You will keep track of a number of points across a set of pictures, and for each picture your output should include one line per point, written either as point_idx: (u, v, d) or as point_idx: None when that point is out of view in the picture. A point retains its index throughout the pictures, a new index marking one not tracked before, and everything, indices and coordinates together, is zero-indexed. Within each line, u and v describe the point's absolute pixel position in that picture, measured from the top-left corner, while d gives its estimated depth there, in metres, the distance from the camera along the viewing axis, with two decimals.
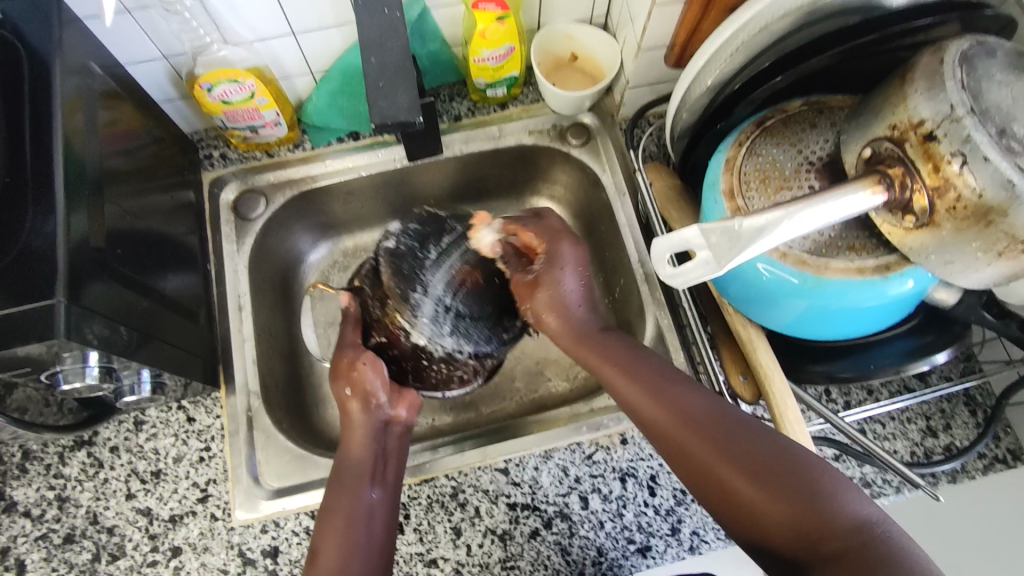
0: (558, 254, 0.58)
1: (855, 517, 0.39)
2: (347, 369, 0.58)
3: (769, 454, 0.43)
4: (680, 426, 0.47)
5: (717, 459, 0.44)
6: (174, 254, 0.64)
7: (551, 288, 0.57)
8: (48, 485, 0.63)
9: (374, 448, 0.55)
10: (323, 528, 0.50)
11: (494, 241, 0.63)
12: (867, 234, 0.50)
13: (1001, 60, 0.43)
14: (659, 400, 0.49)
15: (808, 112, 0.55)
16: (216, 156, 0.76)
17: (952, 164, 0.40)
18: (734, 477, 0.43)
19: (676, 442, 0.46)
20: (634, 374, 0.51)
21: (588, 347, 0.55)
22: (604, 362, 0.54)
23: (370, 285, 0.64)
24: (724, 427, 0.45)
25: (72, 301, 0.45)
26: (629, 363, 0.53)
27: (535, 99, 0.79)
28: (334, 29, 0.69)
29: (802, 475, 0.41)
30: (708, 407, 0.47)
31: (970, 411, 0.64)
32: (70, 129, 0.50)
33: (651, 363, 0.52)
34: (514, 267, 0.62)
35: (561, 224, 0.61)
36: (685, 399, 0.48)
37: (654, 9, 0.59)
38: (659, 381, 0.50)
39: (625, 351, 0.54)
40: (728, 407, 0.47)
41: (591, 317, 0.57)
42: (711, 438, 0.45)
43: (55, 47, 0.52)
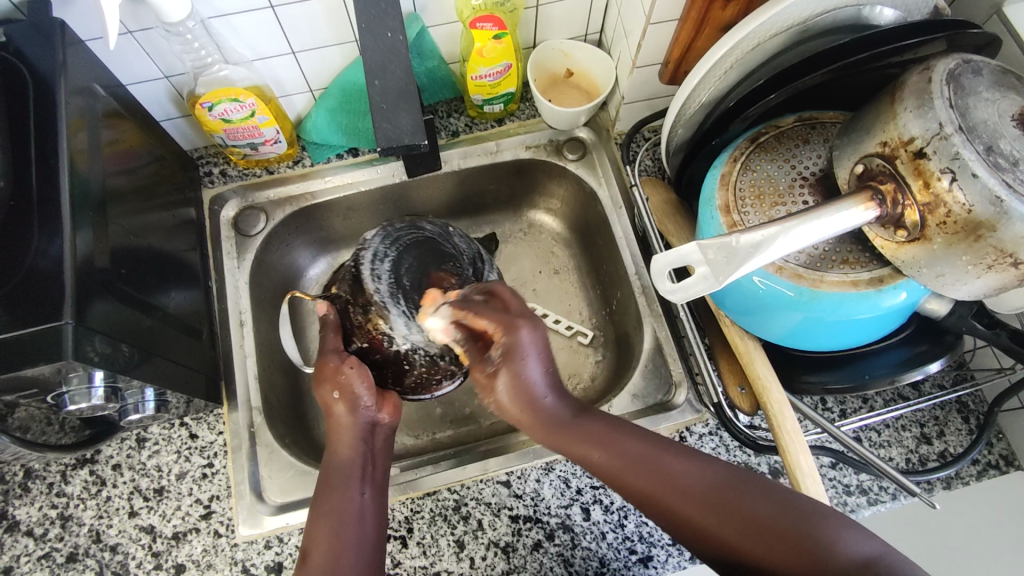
0: (515, 346, 0.46)
1: (860, 558, 0.40)
2: (337, 372, 0.56)
3: (775, 515, 0.42)
4: (678, 503, 0.43)
5: (729, 533, 0.42)
6: (176, 271, 0.65)
7: (511, 377, 0.46)
8: (50, 504, 0.63)
9: (361, 449, 0.54)
10: (312, 530, 0.49)
11: (444, 326, 0.52)
12: (860, 248, 0.51)
13: (987, 78, 0.45)
14: (654, 478, 0.44)
15: (801, 128, 0.56)
16: (216, 173, 0.77)
17: (942, 180, 0.42)
18: (748, 545, 0.41)
19: (679, 521, 0.43)
20: (616, 450, 0.46)
21: (563, 438, 0.47)
22: (586, 447, 0.47)
23: (345, 292, 0.62)
24: (726, 498, 0.43)
25: (79, 322, 0.45)
26: (615, 438, 0.47)
27: (532, 115, 0.81)
28: (333, 48, 0.70)
29: (806, 528, 0.41)
30: (705, 477, 0.44)
31: (963, 418, 0.65)
32: (75, 151, 0.51)
33: (630, 440, 0.46)
34: (472, 355, 0.49)
35: (520, 302, 0.50)
36: (680, 471, 0.45)
37: (648, 27, 0.61)
38: (646, 456, 0.46)
39: (607, 429, 0.47)
40: (719, 469, 0.45)
41: (562, 403, 0.47)
42: (714, 511, 0.43)
43: (60, 69, 0.53)
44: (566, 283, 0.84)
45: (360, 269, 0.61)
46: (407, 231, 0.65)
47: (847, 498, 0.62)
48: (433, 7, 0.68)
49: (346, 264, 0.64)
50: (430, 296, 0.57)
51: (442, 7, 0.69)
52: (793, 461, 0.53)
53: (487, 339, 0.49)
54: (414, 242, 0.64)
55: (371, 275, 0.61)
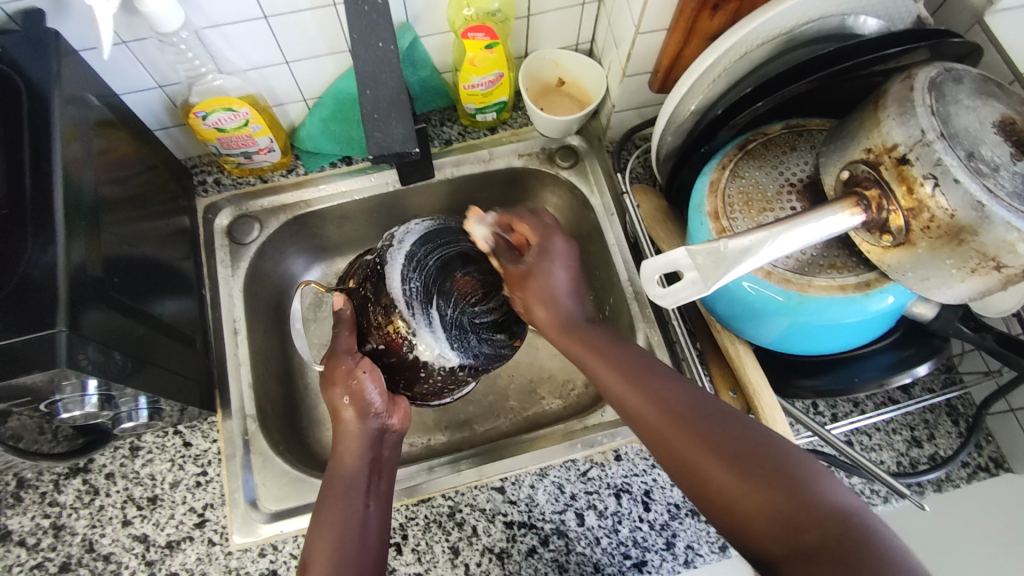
0: (548, 249, 0.58)
1: (833, 509, 0.40)
2: (349, 374, 0.56)
3: (749, 445, 0.43)
4: (661, 415, 0.47)
5: (697, 452, 0.44)
6: (170, 280, 0.65)
7: (541, 278, 0.56)
8: (43, 514, 0.63)
9: (367, 456, 0.55)
10: (314, 539, 0.50)
11: (486, 236, 0.62)
12: (847, 253, 0.52)
13: (968, 86, 0.45)
14: (643, 391, 0.49)
15: (788, 136, 0.57)
16: (209, 182, 0.77)
17: (925, 186, 0.42)
18: (715, 472, 0.43)
19: (656, 431, 0.47)
20: (614, 359, 0.52)
21: (571, 341, 0.55)
22: (584, 348, 0.54)
23: (372, 288, 0.61)
24: (707, 421, 0.45)
25: (72, 330, 0.45)
26: (614, 351, 0.53)
27: (524, 122, 0.81)
28: (327, 57, 0.70)
29: (778, 462, 0.42)
30: (691, 401, 0.47)
31: (953, 421, 0.65)
32: (69, 159, 0.51)
33: (629, 357, 0.52)
34: (507, 256, 0.61)
35: (553, 219, 0.60)
36: (668, 395, 0.48)
37: (637, 37, 0.61)
38: (642, 371, 0.50)
39: (613, 342, 0.54)
40: (716, 401, 0.47)
41: (579, 309, 0.56)
42: (690, 430, 0.45)
43: (54, 80, 0.53)
44: None
45: (387, 268, 0.62)
46: (441, 237, 0.65)
47: None
48: (425, 17, 0.69)
49: (367, 261, 0.64)
50: (472, 210, 0.63)
51: (434, 17, 0.69)
52: None
53: (522, 246, 0.60)
54: (446, 249, 0.65)
55: (399, 275, 0.61)
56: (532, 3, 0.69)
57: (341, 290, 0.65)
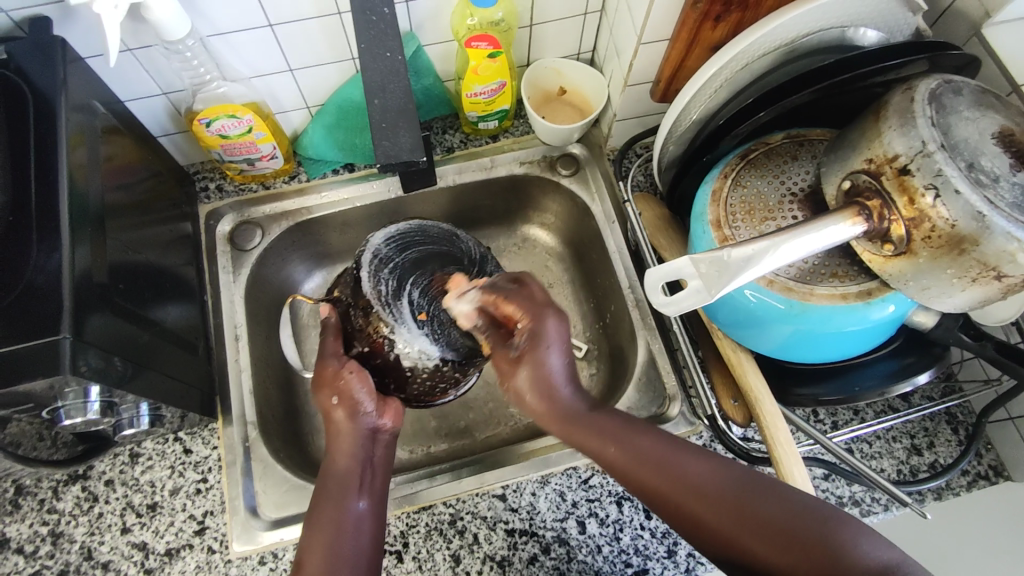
0: (541, 331, 0.49)
1: (878, 564, 0.39)
2: (334, 377, 0.56)
3: (788, 517, 0.42)
4: (693, 503, 0.44)
5: (744, 537, 0.42)
6: (172, 287, 0.65)
7: (534, 364, 0.49)
8: (41, 521, 0.63)
9: (360, 455, 0.54)
10: (308, 538, 0.50)
11: (469, 311, 0.58)
12: (849, 262, 0.52)
13: (968, 98, 0.46)
14: (667, 476, 0.45)
15: (789, 145, 0.57)
16: (212, 189, 0.78)
17: (926, 196, 0.43)
18: (760, 550, 0.41)
19: (697, 523, 0.44)
20: (632, 451, 0.47)
21: (579, 430, 0.49)
22: (598, 440, 0.48)
23: (347, 292, 0.62)
24: (739, 499, 0.43)
25: (76, 337, 0.45)
26: (631, 437, 0.48)
27: (525, 131, 0.82)
28: (330, 65, 0.71)
29: (823, 530, 0.41)
30: (722, 481, 0.45)
31: (953, 429, 0.66)
32: (74, 166, 0.51)
33: (647, 440, 0.48)
34: (494, 336, 0.55)
35: (546, 294, 0.53)
36: (697, 473, 0.45)
37: (640, 47, 0.62)
38: (661, 455, 0.47)
39: (628, 427, 0.49)
40: (738, 471, 0.45)
41: (579, 396, 0.50)
42: (731, 513, 0.43)
43: (60, 86, 0.53)
44: (559, 297, 0.85)
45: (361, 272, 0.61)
46: (414, 234, 0.66)
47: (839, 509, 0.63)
48: (429, 26, 0.70)
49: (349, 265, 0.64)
50: (454, 282, 0.62)
51: (438, 26, 0.70)
52: (786, 474, 0.54)
53: (511, 326, 0.53)
54: (416, 246, 0.65)
55: (370, 277, 0.61)
56: (535, 13, 0.70)
57: (328, 301, 0.64)
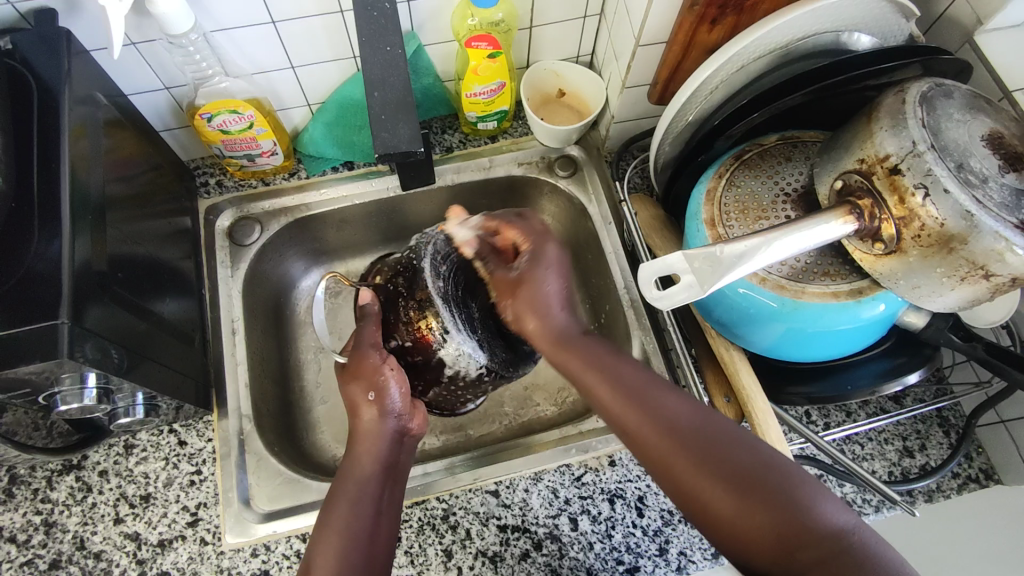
0: (540, 256, 0.53)
1: (834, 527, 0.39)
2: (375, 368, 0.57)
3: (755, 465, 0.41)
4: (656, 435, 0.44)
5: (697, 476, 0.41)
6: (170, 280, 0.65)
7: (533, 286, 0.52)
8: (34, 510, 0.63)
9: (383, 455, 0.55)
10: (320, 539, 0.49)
11: (470, 236, 0.61)
12: (840, 261, 0.53)
13: (958, 100, 0.47)
14: (642, 409, 0.45)
15: (783, 146, 0.58)
16: (212, 183, 0.78)
17: (916, 196, 0.44)
18: (713, 492, 0.41)
19: (662, 455, 0.43)
20: (615, 379, 0.47)
21: (568, 348, 0.50)
22: (585, 364, 0.49)
23: (405, 285, 0.62)
24: (704, 438, 0.43)
25: (75, 322, 0.46)
26: (609, 367, 0.48)
27: (524, 132, 0.83)
28: (332, 63, 0.72)
29: (779, 481, 0.40)
30: (696, 416, 0.44)
31: (944, 432, 0.66)
32: (76, 157, 0.52)
33: (630, 370, 0.48)
34: (494, 263, 0.58)
35: (546, 225, 0.57)
36: (672, 408, 0.45)
37: (637, 49, 0.63)
38: (642, 386, 0.46)
39: (609, 356, 0.49)
40: (715, 415, 0.44)
41: (566, 325, 0.51)
42: (691, 454, 0.42)
43: (64, 78, 0.54)
44: None
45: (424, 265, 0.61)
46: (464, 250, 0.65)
47: None
48: (430, 26, 0.71)
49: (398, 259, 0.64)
50: (454, 211, 0.64)
51: (438, 26, 0.71)
52: None
53: (509, 250, 0.57)
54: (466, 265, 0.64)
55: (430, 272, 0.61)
56: (534, 15, 0.71)
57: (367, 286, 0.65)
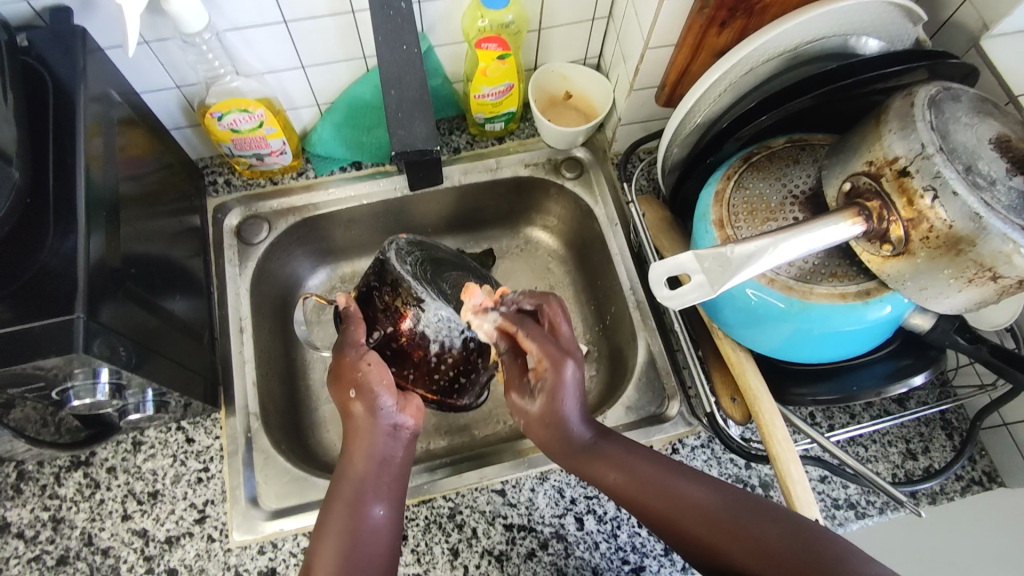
0: (559, 383, 0.51)
1: None
2: (354, 365, 0.54)
3: (783, 541, 0.45)
4: (694, 524, 0.47)
5: (740, 556, 0.45)
6: (180, 278, 0.66)
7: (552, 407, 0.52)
8: (42, 506, 0.63)
9: (379, 453, 0.53)
10: (318, 545, 0.50)
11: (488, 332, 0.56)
12: (848, 262, 0.53)
13: (966, 104, 0.47)
14: (667, 498, 0.49)
15: (791, 149, 0.58)
16: (220, 182, 0.79)
17: (925, 198, 0.44)
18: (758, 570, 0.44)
19: (695, 539, 0.47)
20: (633, 475, 0.51)
21: (585, 460, 0.52)
22: (606, 467, 0.52)
23: (378, 271, 0.61)
24: (737, 518, 0.47)
25: (89, 317, 0.46)
26: (631, 462, 0.51)
27: (531, 134, 0.83)
28: (342, 63, 0.72)
29: (819, 550, 0.44)
30: (716, 498, 0.48)
31: (947, 435, 0.67)
32: (91, 155, 0.52)
33: (647, 464, 0.51)
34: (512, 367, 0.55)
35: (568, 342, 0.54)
36: (694, 494, 0.49)
37: (646, 52, 0.64)
38: (661, 478, 0.50)
39: (627, 452, 0.52)
40: (736, 495, 0.48)
41: (585, 429, 0.53)
42: (731, 537, 0.46)
43: (79, 76, 0.54)
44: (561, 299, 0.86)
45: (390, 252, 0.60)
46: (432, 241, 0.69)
47: (835, 512, 0.63)
48: (440, 27, 0.71)
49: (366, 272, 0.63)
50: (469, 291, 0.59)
51: (448, 28, 0.72)
52: (784, 469, 0.55)
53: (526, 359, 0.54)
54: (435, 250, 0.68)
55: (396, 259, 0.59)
56: (544, 17, 0.72)
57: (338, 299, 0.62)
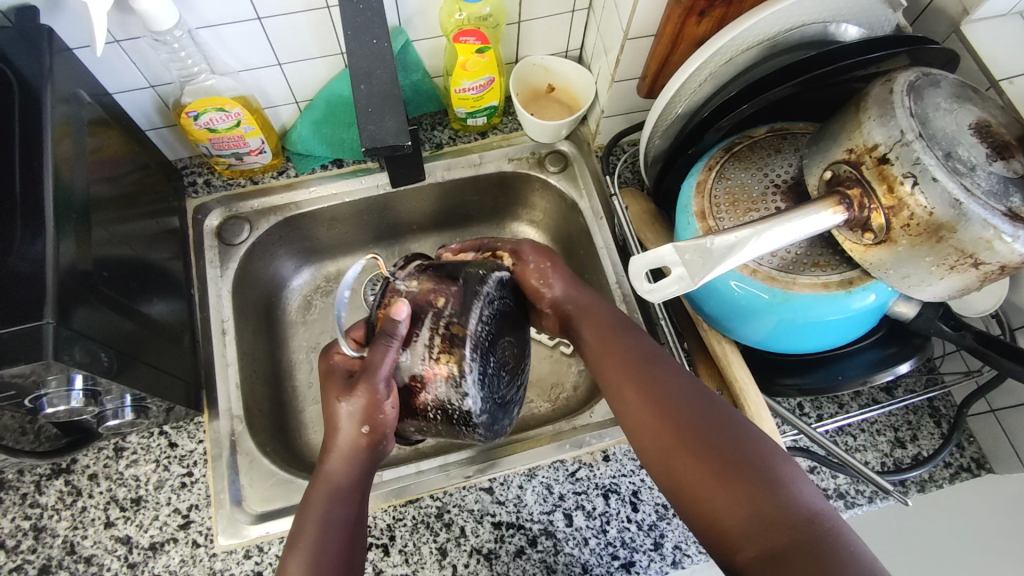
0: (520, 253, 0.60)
1: (799, 510, 0.43)
2: (367, 394, 0.50)
3: (722, 435, 0.47)
4: (650, 405, 0.51)
5: (677, 441, 0.48)
6: (158, 280, 0.65)
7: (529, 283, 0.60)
8: (23, 515, 0.62)
9: (355, 476, 0.52)
10: (289, 553, 0.49)
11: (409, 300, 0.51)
12: (830, 252, 0.53)
13: (946, 89, 0.47)
14: (637, 379, 0.53)
15: (773, 138, 0.58)
16: (200, 182, 0.77)
17: (904, 184, 0.44)
18: (688, 454, 0.47)
19: (643, 415, 0.51)
20: (621, 352, 0.55)
21: (590, 330, 0.58)
22: (599, 342, 0.57)
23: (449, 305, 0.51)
24: (692, 409, 0.49)
25: (60, 323, 0.45)
26: (623, 345, 0.56)
27: (514, 128, 0.82)
28: (320, 60, 0.71)
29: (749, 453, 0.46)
30: (679, 388, 0.51)
31: (935, 422, 0.66)
32: (60, 158, 0.51)
33: (638, 347, 0.56)
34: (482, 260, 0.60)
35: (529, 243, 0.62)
36: (665, 378, 0.52)
37: (626, 42, 0.63)
38: (644, 360, 0.54)
39: (624, 336, 0.57)
40: (707, 392, 0.51)
41: (583, 309, 0.60)
42: (674, 423, 0.49)
43: (46, 76, 0.53)
44: None
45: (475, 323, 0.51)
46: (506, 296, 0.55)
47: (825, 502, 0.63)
48: (418, 21, 0.70)
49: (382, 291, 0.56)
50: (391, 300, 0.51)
51: (427, 22, 0.71)
52: None
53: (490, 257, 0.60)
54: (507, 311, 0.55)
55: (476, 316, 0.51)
56: (523, 10, 0.71)
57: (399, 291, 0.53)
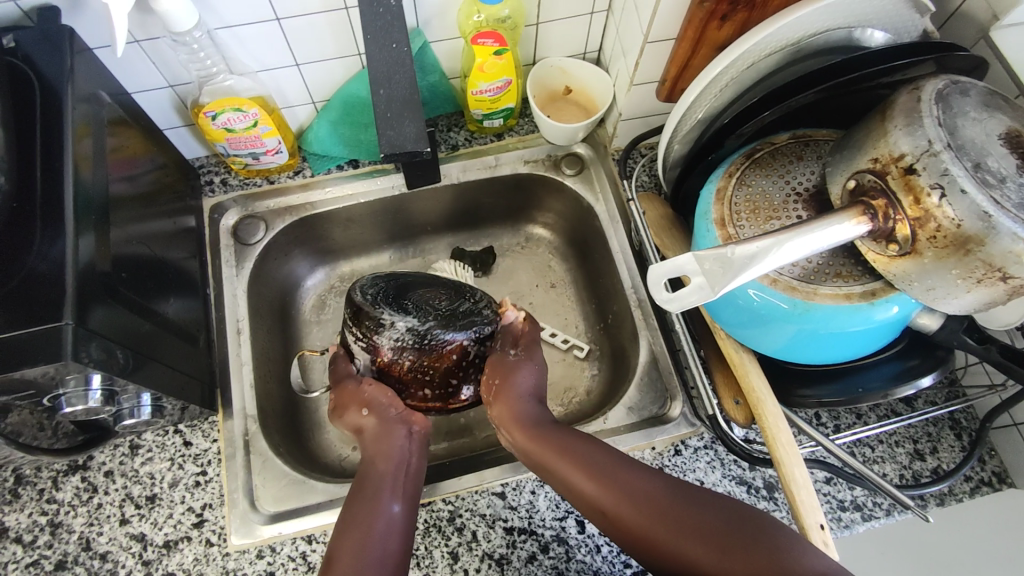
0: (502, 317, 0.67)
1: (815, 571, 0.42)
2: (353, 391, 0.59)
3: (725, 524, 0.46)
4: (635, 514, 0.48)
5: (681, 542, 0.46)
6: (175, 279, 0.65)
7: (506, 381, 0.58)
8: (40, 510, 0.62)
9: (397, 459, 0.55)
10: (339, 539, 0.50)
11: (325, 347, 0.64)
12: (853, 262, 0.52)
13: (975, 98, 0.46)
14: (611, 488, 0.50)
15: (794, 145, 0.57)
16: (216, 182, 0.78)
17: (932, 196, 0.43)
18: (698, 552, 0.45)
19: (633, 524, 0.48)
20: (584, 462, 0.52)
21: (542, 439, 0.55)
22: (557, 457, 0.54)
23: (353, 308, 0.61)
24: (679, 506, 0.48)
25: (78, 323, 0.45)
26: (582, 452, 0.53)
27: (530, 130, 0.82)
28: (337, 61, 0.71)
29: (755, 534, 0.45)
30: (656, 486, 0.50)
31: (956, 435, 0.65)
32: (80, 157, 0.52)
33: (599, 453, 0.53)
34: None
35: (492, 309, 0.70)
36: (637, 483, 0.50)
37: (646, 46, 0.62)
38: (610, 466, 0.52)
39: (578, 442, 0.54)
40: (680, 482, 0.50)
41: (535, 415, 0.57)
42: (668, 524, 0.47)
43: (67, 76, 0.54)
44: (562, 297, 0.85)
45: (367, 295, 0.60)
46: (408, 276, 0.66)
47: (841, 514, 0.62)
48: (436, 23, 0.70)
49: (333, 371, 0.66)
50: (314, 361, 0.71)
51: (445, 23, 0.70)
52: (787, 474, 0.53)
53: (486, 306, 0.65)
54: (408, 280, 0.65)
55: (358, 291, 0.61)
56: (542, 11, 0.70)
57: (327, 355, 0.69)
